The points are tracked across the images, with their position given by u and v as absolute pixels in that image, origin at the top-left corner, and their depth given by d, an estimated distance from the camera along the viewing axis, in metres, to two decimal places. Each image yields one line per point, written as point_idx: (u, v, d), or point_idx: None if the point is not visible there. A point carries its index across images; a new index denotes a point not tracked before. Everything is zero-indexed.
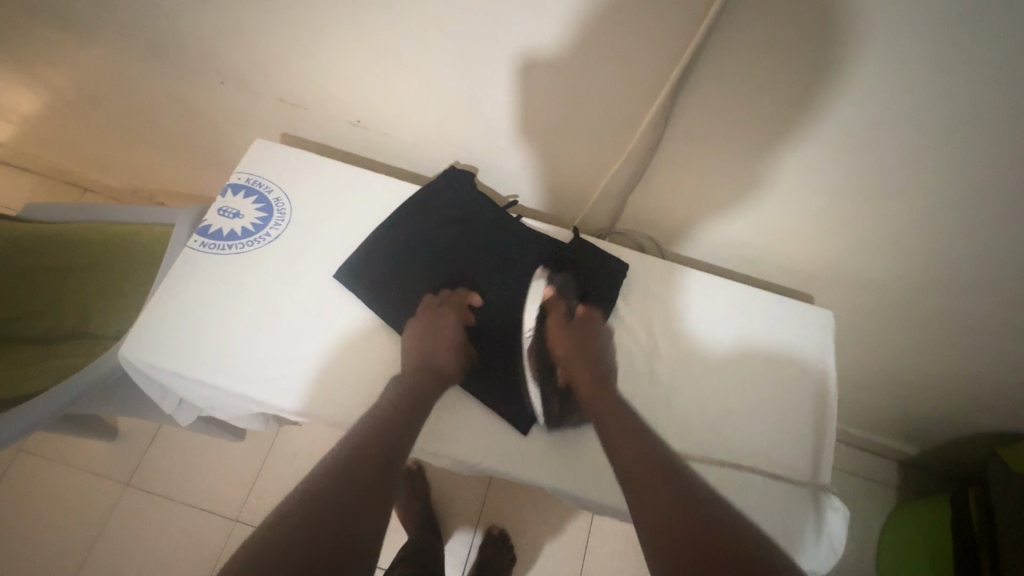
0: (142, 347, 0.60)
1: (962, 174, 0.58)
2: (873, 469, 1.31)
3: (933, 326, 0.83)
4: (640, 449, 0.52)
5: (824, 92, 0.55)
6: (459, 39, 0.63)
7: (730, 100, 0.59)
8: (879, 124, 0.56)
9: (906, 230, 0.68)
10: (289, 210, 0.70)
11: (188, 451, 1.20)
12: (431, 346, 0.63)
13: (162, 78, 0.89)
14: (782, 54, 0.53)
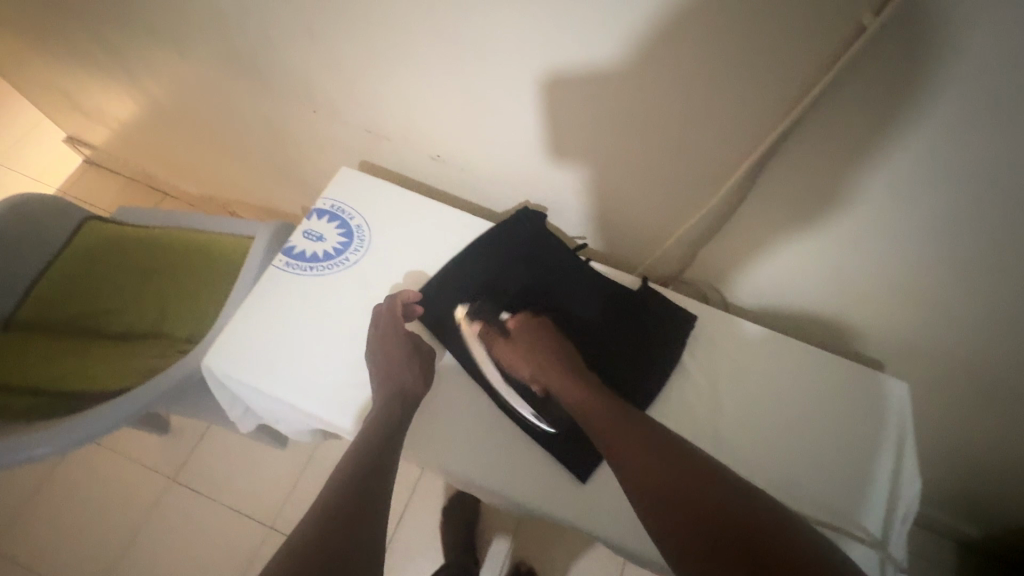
0: (222, 359, 0.65)
1: None
2: (929, 549, 1.24)
3: (1019, 416, 0.78)
4: (629, 433, 0.53)
5: (921, 181, 0.53)
6: (494, 57, 0.65)
7: (821, 172, 0.57)
8: (984, 216, 0.53)
9: (1003, 322, 0.63)
10: (368, 237, 0.73)
11: (234, 452, 1.27)
12: (387, 366, 0.62)
13: (258, 100, 0.96)
14: (880, 137, 0.51)
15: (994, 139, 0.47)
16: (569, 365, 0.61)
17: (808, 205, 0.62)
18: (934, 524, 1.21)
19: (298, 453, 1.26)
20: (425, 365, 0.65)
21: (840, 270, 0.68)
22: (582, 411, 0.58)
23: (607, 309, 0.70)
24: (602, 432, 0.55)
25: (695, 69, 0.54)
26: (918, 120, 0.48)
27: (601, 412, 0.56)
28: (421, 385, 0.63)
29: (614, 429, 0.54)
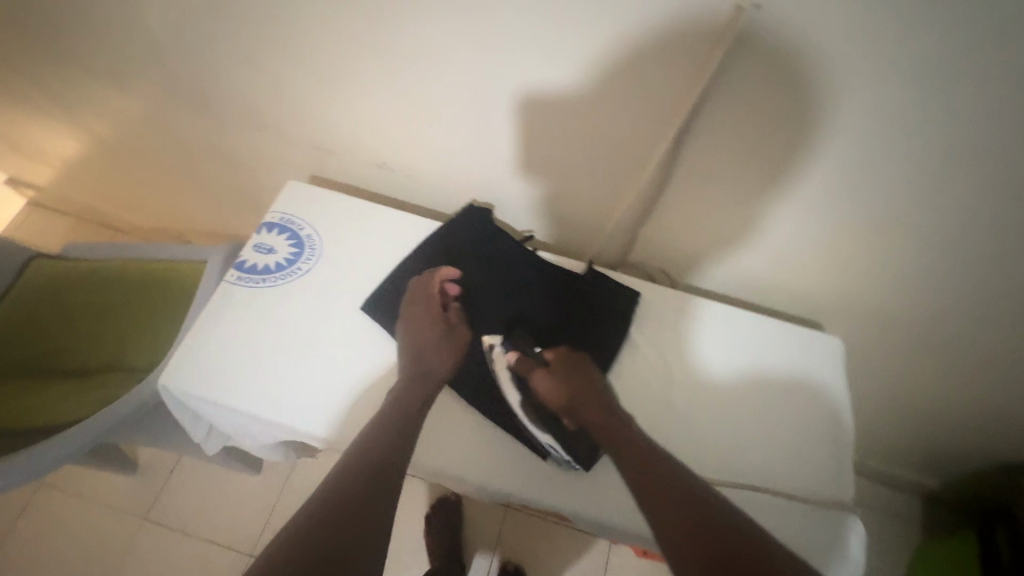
0: (178, 378, 0.65)
1: (961, 216, 0.59)
2: (893, 505, 1.31)
3: (945, 361, 0.84)
4: (645, 449, 0.55)
5: (820, 144, 0.58)
6: (439, 62, 0.67)
7: (733, 143, 0.62)
8: (877, 167, 0.58)
9: (911, 268, 0.69)
10: (319, 246, 0.75)
11: (206, 484, 1.24)
12: (422, 342, 0.66)
13: (202, 126, 0.96)
14: (778, 107, 0.56)
15: (873, 100, 0.52)
16: (598, 390, 0.63)
17: (729, 177, 0.66)
18: (894, 479, 1.28)
19: (274, 477, 1.25)
20: (453, 350, 0.67)
21: (768, 237, 0.73)
22: (601, 424, 0.59)
23: (556, 295, 0.72)
24: (618, 444, 0.56)
25: (609, 59, 0.58)
26: (807, 86, 0.53)
27: (621, 429, 0.58)
28: (447, 367, 0.66)
29: (632, 444, 0.56)
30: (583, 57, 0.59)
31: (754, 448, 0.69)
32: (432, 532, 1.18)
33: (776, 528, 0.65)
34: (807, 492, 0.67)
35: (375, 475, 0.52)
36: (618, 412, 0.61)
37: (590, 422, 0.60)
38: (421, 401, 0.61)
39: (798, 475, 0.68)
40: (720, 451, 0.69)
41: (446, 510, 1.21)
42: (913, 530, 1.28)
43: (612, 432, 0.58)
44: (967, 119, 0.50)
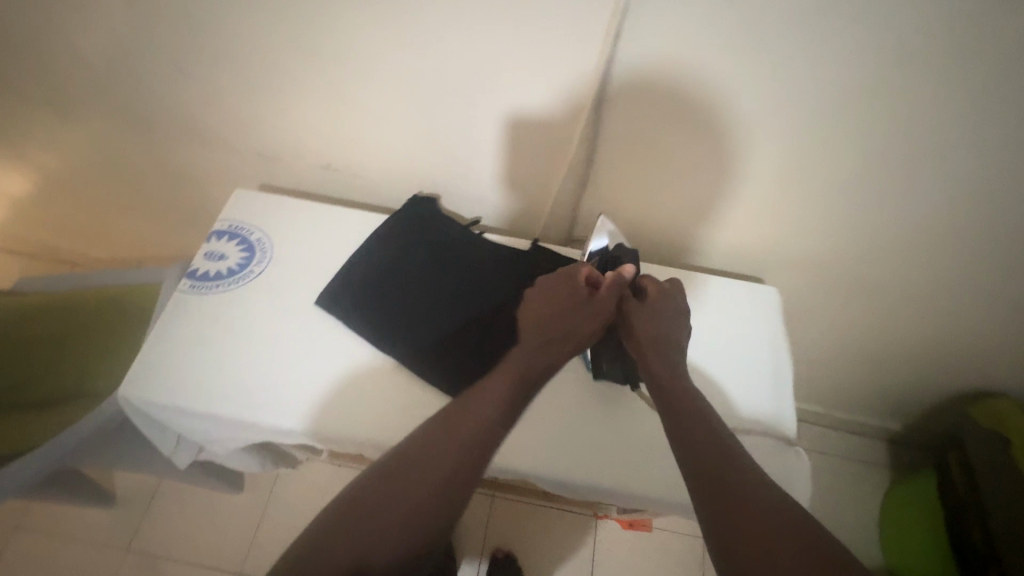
0: (138, 386, 0.66)
1: (852, 132, 0.67)
2: (860, 450, 1.37)
3: (868, 285, 0.93)
4: (708, 439, 0.57)
5: (723, 83, 0.64)
6: (369, 54, 0.70)
7: (648, 95, 0.68)
8: (775, 98, 0.65)
9: (820, 194, 0.77)
10: (270, 248, 0.77)
11: (188, 509, 1.23)
12: (561, 302, 0.66)
13: (145, 147, 0.97)
14: (680, 54, 0.62)
15: (758, 34, 0.59)
16: (673, 336, 0.67)
17: (650, 132, 0.72)
18: (858, 425, 1.35)
19: (257, 493, 1.25)
20: (588, 326, 0.65)
21: (694, 185, 0.80)
22: (670, 406, 0.61)
23: (504, 271, 0.76)
24: (686, 431, 0.58)
25: (525, 28, 0.63)
26: (701, 31, 0.59)
27: (690, 413, 0.59)
28: (574, 344, 0.65)
29: (697, 432, 0.57)
30: (502, 30, 0.64)
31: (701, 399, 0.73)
32: None
33: None
34: (754, 425, 0.72)
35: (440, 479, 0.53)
36: (690, 395, 0.62)
37: (661, 396, 0.62)
38: (509, 396, 0.60)
39: (742, 420, 0.72)
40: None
41: None
42: (882, 471, 1.34)
43: (679, 417, 0.59)
44: (835, 42, 0.58)
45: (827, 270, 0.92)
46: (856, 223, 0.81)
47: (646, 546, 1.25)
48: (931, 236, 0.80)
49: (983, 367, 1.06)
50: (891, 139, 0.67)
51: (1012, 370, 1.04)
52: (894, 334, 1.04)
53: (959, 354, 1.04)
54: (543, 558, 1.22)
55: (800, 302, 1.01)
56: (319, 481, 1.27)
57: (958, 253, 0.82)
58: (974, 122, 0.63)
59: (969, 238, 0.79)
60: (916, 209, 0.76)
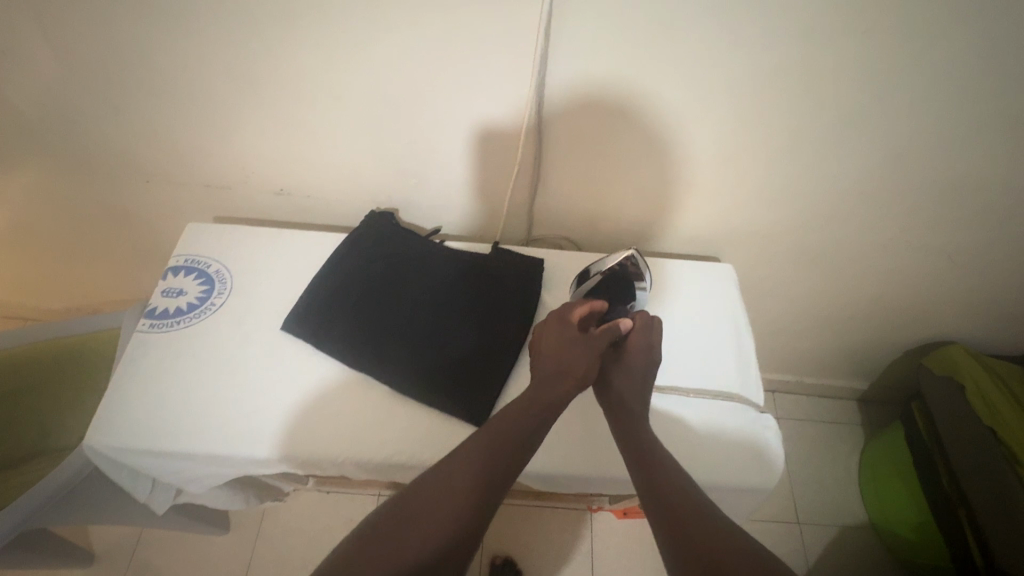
0: (103, 434, 0.64)
1: (778, 109, 0.71)
2: (832, 412, 1.43)
3: (814, 253, 0.98)
4: (674, 486, 0.53)
5: (653, 74, 0.67)
6: (306, 75, 0.71)
7: (587, 91, 0.70)
8: (704, 84, 0.68)
9: (759, 171, 0.81)
10: (229, 279, 0.76)
11: (173, 557, 1.19)
12: (562, 339, 0.65)
13: (89, 190, 0.94)
14: (610, 51, 0.65)
15: (679, 26, 0.62)
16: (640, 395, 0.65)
17: (592, 127, 0.75)
18: (829, 388, 1.40)
19: (244, 530, 1.22)
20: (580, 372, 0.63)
21: (641, 175, 0.83)
22: (635, 456, 0.58)
23: (467, 276, 0.77)
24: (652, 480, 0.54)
25: (458, 37, 0.65)
26: (625, 27, 0.62)
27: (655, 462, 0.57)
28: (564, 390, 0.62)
29: (661, 480, 0.54)
30: (437, 40, 0.65)
31: (667, 381, 0.75)
32: None
33: (698, 428, 0.71)
34: (721, 394, 0.74)
35: (470, 501, 0.52)
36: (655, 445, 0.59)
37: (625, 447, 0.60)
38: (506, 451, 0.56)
39: (709, 395, 0.74)
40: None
41: None
42: (857, 430, 1.40)
43: (645, 467, 0.56)
44: (749, 24, 0.62)
45: (777, 243, 0.96)
46: (797, 195, 0.85)
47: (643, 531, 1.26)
48: (865, 199, 0.85)
49: (932, 318, 1.12)
50: (814, 111, 0.71)
51: (956, 318, 1.11)
52: (849, 297, 1.09)
53: (907, 309, 1.10)
54: (542, 556, 1.23)
55: (757, 277, 1.06)
56: (308, 510, 1.25)
57: (893, 213, 0.87)
58: (884, 86, 0.68)
59: (898, 197, 0.84)
60: (847, 174, 0.81)
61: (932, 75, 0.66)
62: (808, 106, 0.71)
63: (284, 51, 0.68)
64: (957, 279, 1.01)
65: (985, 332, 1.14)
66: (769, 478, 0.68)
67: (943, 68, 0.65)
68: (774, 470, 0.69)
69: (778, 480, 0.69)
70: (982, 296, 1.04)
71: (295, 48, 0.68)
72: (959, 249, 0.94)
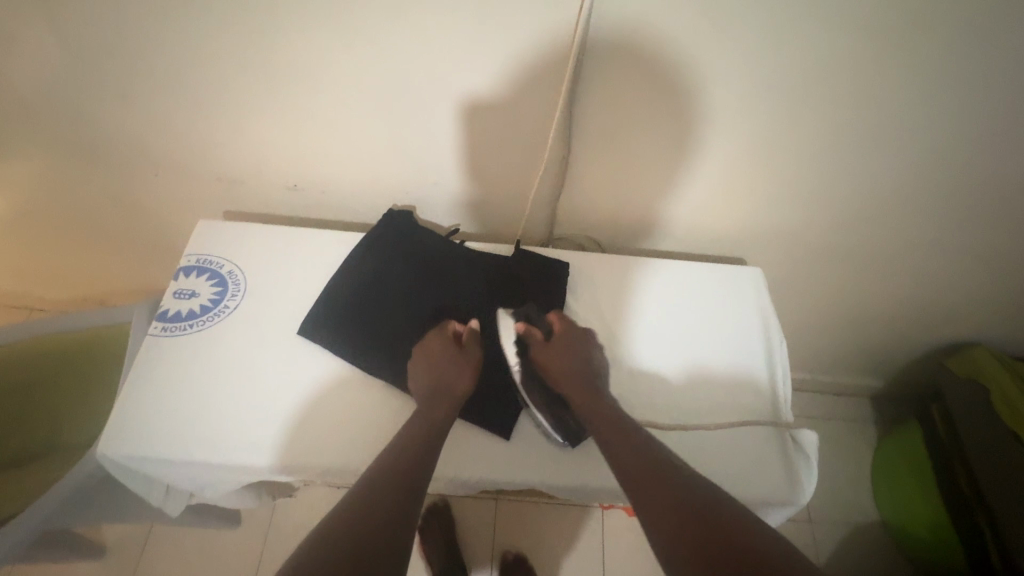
0: (118, 441, 0.62)
1: (818, 107, 0.68)
2: (846, 411, 1.42)
3: (842, 255, 0.95)
4: (641, 450, 0.55)
5: (692, 68, 0.64)
6: (326, 66, 0.68)
7: (621, 86, 0.67)
8: (743, 80, 0.65)
9: (792, 170, 0.78)
10: (243, 280, 0.74)
11: (184, 550, 1.19)
12: (432, 369, 0.64)
13: (95, 182, 0.91)
14: (647, 44, 0.62)
15: (723, 19, 0.59)
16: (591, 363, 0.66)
17: (623, 124, 0.72)
18: (844, 386, 1.39)
19: (256, 524, 1.21)
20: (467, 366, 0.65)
21: (670, 174, 0.80)
22: (600, 431, 0.59)
23: (489, 279, 0.74)
24: (621, 448, 0.56)
25: (490, 27, 0.61)
26: (666, 19, 0.59)
27: (624, 429, 0.58)
28: (466, 381, 0.64)
29: (626, 452, 0.55)
30: (465, 31, 0.62)
31: (693, 395, 0.72)
32: (427, 541, 1.19)
33: (726, 443, 0.69)
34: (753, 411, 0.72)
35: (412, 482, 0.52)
36: (619, 413, 0.61)
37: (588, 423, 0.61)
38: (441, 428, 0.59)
39: (736, 407, 0.72)
40: (663, 409, 0.71)
41: (439, 518, 1.22)
42: (871, 429, 1.39)
43: (613, 435, 0.58)
44: (797, 17, 0.58)
45: (805, 243, 0.93)
46: (829, 196, 0.82)
47: None
48: (902, 200, 0.82)
49: (956, 320, 1.10)
50: (858, 109, 0.68)
51: (982, 320, 1.09)
52: (873, 298, 1.07)
53: (931, 310, 1.08)
54: (554, 553, 1.23)
55: (780, 277, 1.03)
56: (320, 505, 1.24)
57: (928, 215, 0.84)
58: (934, 85, 0.64)
59: (936, 198, 0.81)
60: (885, 175, 0.78)
61: (985, 74, 0.63)
62: (850, 104, 0.68)
63: (303, 40, 0.65)
64: (987, 282, 0.99)
65: (1009, 335, 1.12)
66: (797, 499, 0.66)
67: (997, 66, 0.62)
68: (804, 493, 0.66)
69: (806, 501, 0.67)
70: (1012, 299, 1.02)
71: (315, 38, 0.64)
72: (993, 252, 0.91)
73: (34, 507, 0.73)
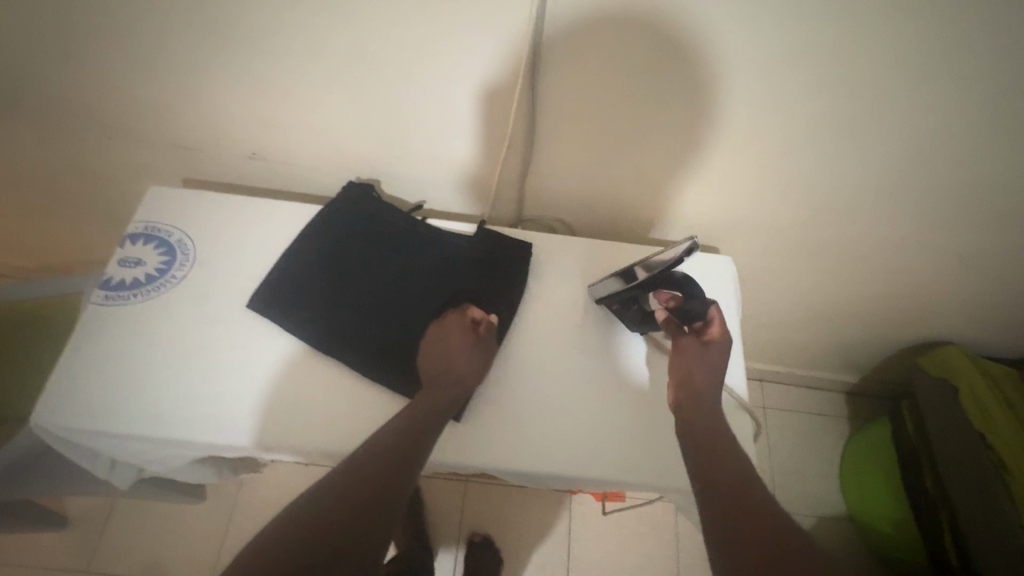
0: (53, 411, 0.60)
1: (789, 94, 0.66)
2: (821, 405, 1.42)
3: (818, 247, 0.94)
4: (724, 461, 0.52)
5: (659, 46, 0.61)
6: (275, 27, 0.64)
7: (585, 61, 0.64)
8: (712, 61, 0.62)
9: (767, 158, 0.76)
10: (193, 249, 0.71)
11: (146, 523, 1.18)
12: (446, 356, 0.63)
13: (45, 145, 0.87)
14: (613, 16, 0.58)
15: None
16: (712, 374, 0.62)
17: (591, 101, 0.69)
18: (818, 380, 1.39)
19: (220, 500, 1.20)
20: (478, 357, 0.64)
21: (641, 157, 0.77)
22: (690, 426, 0.57)
23: (449, 258, 0.72)
24: (705, 454, 0.54)
25: None
26: None
27: (709, 434, 0.56)
28: (477, 377, 0.63)
29: (713, 454, 0.53)
30: None
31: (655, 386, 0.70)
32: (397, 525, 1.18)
33: None
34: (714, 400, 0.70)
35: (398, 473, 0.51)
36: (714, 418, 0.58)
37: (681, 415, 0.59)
38: (443, 414, 0.58)
39: None
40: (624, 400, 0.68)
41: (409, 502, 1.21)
42: (844, 424, 1.39)
43: (701, 439, 0.55)
44: None
45: (780, 234, 0.91)
46: (804, 186, 0.80)
47: (624, 517, 1.26)
48: (879, 192, 0.80)
49: (931, 318, 1.09)
50: (833, 95, 0.65)
51: (955, 318, 1.08)
52: (849, 292, 1.05)
53: (907, 308, 1.07)
54: (521, 536, 1.23)
55: (756, 268, 1.01)
56: (285, 482, 1.23)
57: (904, 209, 0.83)
58: (911, 74, 0.62)
59: (913, 193, 0.79)
60: (860, 167, 0.76)
61: (961, 64, 0.60)
62: (822, 92, 0.65)
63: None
64: (964, 280, 0.97)
65: (982, 334, 1.11)
66: None
67: (973, 55, 0.59)
68: None
69: None
70: (989, 298, 1.01)
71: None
72: (972, 250, 0.89)
73: None
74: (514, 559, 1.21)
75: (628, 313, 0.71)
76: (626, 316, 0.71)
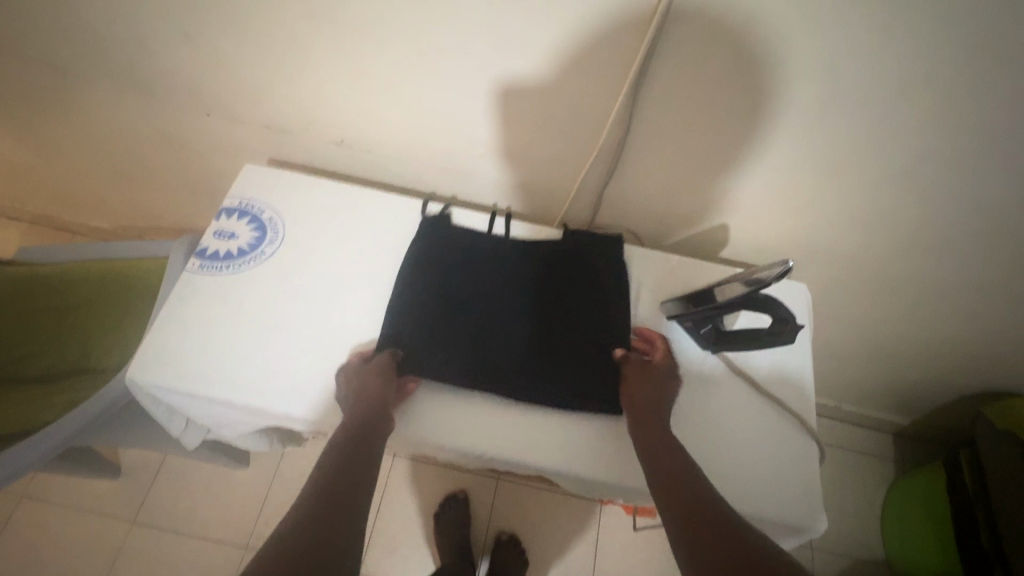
0: (144, 369, 0.64)
1: (893, 133, 0.64)
2: (868, 444, 1.37)
3: (893, 284, 0.91)
4: (683, 480, 0.54)
5: (767, 75, 0.61)
6: (386, 30, 0.66)
7: (688, 85, 0.64)
8: (817, 95, 0.62)
9: (856, 191, 0.74)
10: (281, 228, 0.74)
11: (193, 482, 1.23)
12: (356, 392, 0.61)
13: (147, 115, 0.92)
14: (723, 44, 0.58)
15: (806, 30, 0.55)
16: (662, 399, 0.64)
17: (685, 122, 0.69)
18: (869, 419, 1.34)
19: (263, 468, 1.25)
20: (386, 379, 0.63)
21: (725, 178, 0.76)
22: (664, 449, 0.58)
23: (526, 260, 0.74)
24: (662, 483, 0.55)
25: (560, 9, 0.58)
26: (743, 26, 0.56)
27: (664, 452, 0.58)
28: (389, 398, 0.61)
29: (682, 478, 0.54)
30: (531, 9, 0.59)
31: (721, 406, 0.70)
32: (438, 525, 1.20)
33: (745, 461, 0.66)
34: (779, 427, 0.69)
35: (350, 484, 0.51)
36: (669, 445, 0.59)
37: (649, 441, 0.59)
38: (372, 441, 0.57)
39: (763, 423, 0.69)
40: (688, 416, 0.68)
41: (452, 504, 1.22)
42: (890, 466, 1.34)
43: (657, 460, 0.57)
44: (887, 34, 0.54)
45: (855, 267, 0.89)
46: (890, 223, 0.78)
47: (653, 533, 1.25)
48: (973, 236, 0.76)
49: (1002, 369, 1.04)
50: (949, 133, 0.63)
51: None
52: (918, 333, 1.02)
53: (976, 356, 1.03)
54: (548, 541, 1.23)
55: (823, 298, 0.99)
56: None
57: (994, 258, 0.79)
58: None
59: (1008, 243, 0.76)
60: (954, 212, 0.73)
61: None
62: (927, 134, 0.63)
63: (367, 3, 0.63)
64: None
65: None
66: (810, 524, 0.64)
67: None
68: (817, 520, 0.64)
69: (821, 528, 0.64)
70: None
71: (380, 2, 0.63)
72: None
73: (61, 422, 0.77)
74: (540, 559, 1.21)
75: (702, 334, 0.71)
76: (700, 337, 0.71)
